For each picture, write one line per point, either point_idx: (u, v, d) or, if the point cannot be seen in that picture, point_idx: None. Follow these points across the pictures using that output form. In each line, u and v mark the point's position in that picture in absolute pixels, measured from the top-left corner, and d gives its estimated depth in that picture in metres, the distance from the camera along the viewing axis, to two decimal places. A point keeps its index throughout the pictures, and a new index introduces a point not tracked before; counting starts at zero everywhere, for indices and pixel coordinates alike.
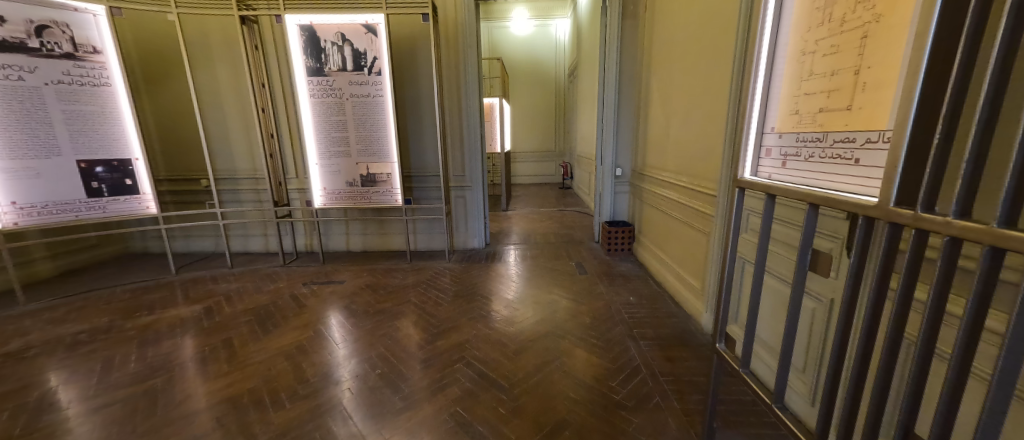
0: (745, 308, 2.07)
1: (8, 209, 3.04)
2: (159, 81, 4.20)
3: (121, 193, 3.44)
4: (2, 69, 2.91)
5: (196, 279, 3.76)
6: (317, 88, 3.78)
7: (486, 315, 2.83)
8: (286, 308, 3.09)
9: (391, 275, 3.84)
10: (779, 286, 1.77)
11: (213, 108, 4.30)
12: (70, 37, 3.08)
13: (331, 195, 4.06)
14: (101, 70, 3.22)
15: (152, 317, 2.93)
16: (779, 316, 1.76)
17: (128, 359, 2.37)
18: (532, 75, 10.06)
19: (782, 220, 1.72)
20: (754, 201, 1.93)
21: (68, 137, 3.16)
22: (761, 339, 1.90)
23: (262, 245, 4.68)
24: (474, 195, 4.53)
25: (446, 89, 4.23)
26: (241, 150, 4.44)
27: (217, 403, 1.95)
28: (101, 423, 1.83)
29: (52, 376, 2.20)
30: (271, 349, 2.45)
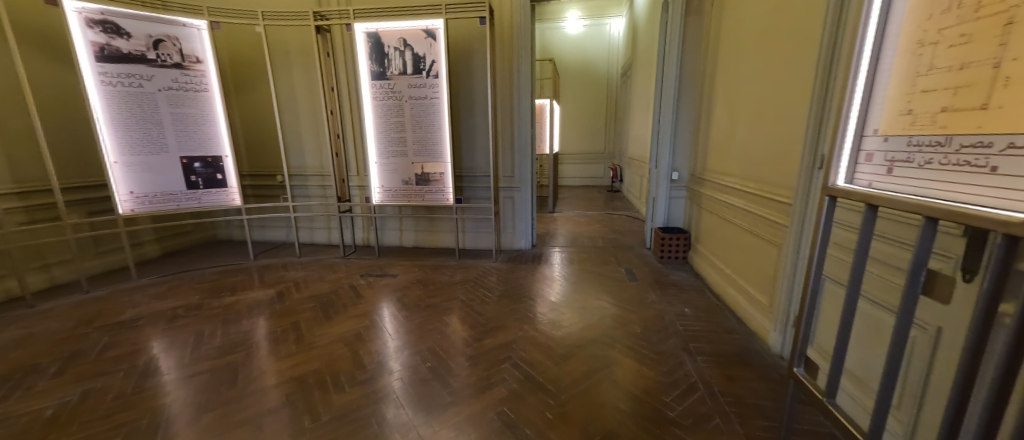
0: (826, 330, 1.87)
1: (127, 197, 3.52)
2: (247, 87, 4.70)
3: (213, 186, 3.90)
4: (126, 77, 3.37)
5: (270, 266, 4.15)
6: (380, 91, 4.00)
7: (532, 316, 2.82)
8: (345, 297, 3.30)
9: (440, 272, 3.96)
10: (877, 310, 1.56)
11: (289, 110, 4.73)
12: (179, 49, 3.55)
13: (388, 192, 4.28)
14: (202, 77, 3.68)
15: (234, 298, 3.28)
16: (875, 344, 1.56)
17: (214, 334, 2.66)
18: (583, 76, 9.90)
19: (884, 236, 1.52)
20: (845, 213, 1.73)
21: (174, 136, 3.63)
22: (849, 368, 1.70)
23: (325, 237, 5.04)
24: (523, 195, 4.54)
25: (499, 91, 4.28)
26: (311, 148, 4.81)
27: (287, 380, 2.13)
28: (193, 389, 2.07)
29: (157, 343, 2.54)
30: (333, 334, 2.63)
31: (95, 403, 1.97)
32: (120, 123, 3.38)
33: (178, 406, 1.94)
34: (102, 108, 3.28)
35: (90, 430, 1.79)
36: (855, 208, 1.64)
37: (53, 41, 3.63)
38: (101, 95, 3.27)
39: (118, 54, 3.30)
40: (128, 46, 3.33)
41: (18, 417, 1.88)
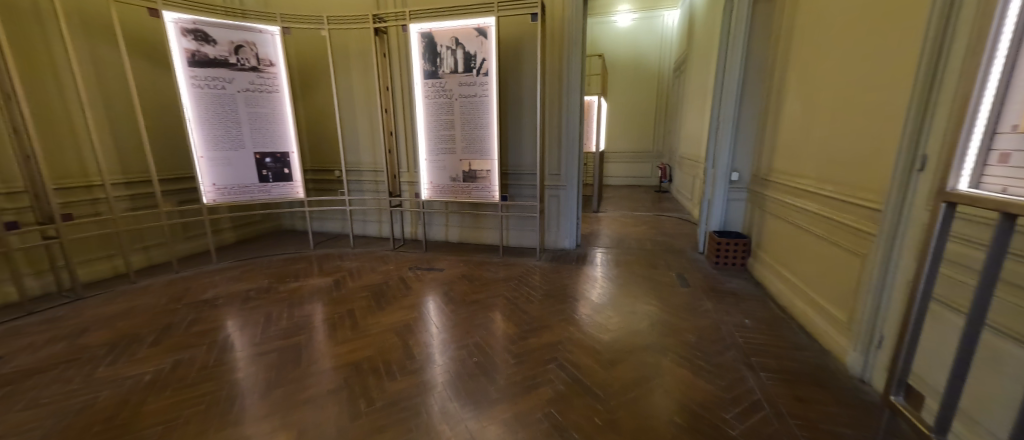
0: (933, 358, 1.64)
1: (210, 189, 3.91)
2: (312, 88, 5.05)
3: (281, 179, 4.22)
4: (212, 80, 3.73)
5: (328, 255, 4.43)
6: (431, 89, 4.11)
7: (577, 318, 2.77)
8: (395, 288, 3.45)
9: (484, 268, 4.00)
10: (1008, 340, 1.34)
11: (347, 109, 5.01)
12: (256, 54, 3.87)
13: (437, 189, 4.39)
14: (274, 79, 3.99)
15: (297, 284, 3.54)
16: (1004, 378, 1.35)
17: (281, 316, 2.89)
18: (633, 71, 9.55)
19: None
20: (966, 226, 1.51)
21: (250, 133, 3.97)
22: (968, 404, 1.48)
23: (377, 230, 5.30)
24: (569, 194, 4.46)
25: (548, 87, 4.23)
26: (366, 145, 5.07)
27: (344, 365, 2.25)
28: (263, 366, 2.26)
29: (233, 322, 2.81)
30: (385, 323, 2.75)
31: (184, 372, 2.21)
32: (206, 122, 3.76)
33: (251, 381, 2.12)
34: (192, 108, 3.66)
35: (180, 395, 2.01)
36: (983, 219, 1.43)
37: (155, 49, 4.11)
38: (191, 97, 3.65)
39: (206, 59, 3.66)
40: (214, 52, 3.69)
41: (124, 379, 2.15)
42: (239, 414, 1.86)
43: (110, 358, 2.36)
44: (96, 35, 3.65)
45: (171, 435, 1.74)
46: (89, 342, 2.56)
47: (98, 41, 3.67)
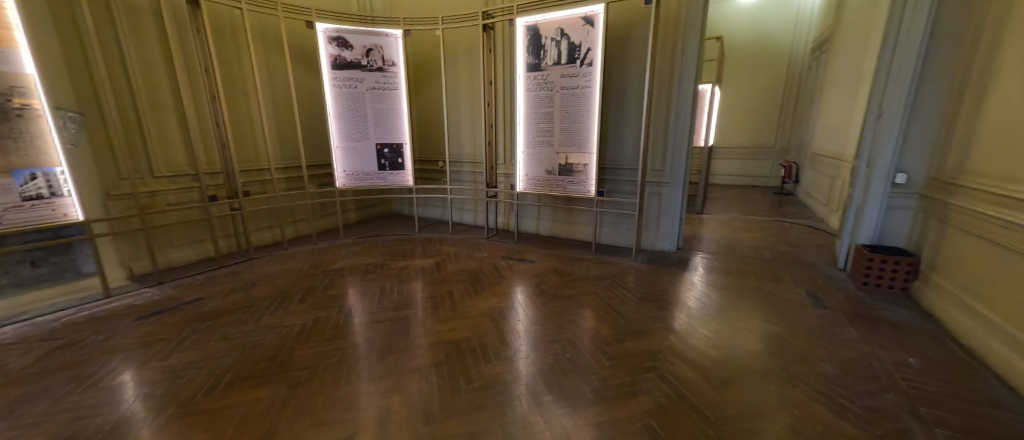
0: None
1: (342, 175, 4.55)
2: (424, 85, 5.50)
3: (395, 168, 4.71)
4: (348, 80, 4.30)
5: (430, 239, 4.83)
6: (533, 82, 4.14)
7: (679, 327, 2.54)
8: (490, 275, 3.59)
9: (576, 264, 3.93)
10: None
11: (454, 104, 5.35)
12: (382, 55, 4.35)
13: (532, 181, 4.43)
14: (394, 78, 4.44)
15: (405, 263, 3.92)
16: None
17: (392, 290, 3.24)
18: (756, 54, 8.33)
19: None
20: None
21: (373, 127, 4.51)
22: None
23: (472, 219, 5.59)
24: (672, 192, 4.11)
25: (657, 76, 3.93)
26: (468, 138, 5.35)
27: (445, 342, 2.42)
28: (378, 333, 2.56)
29: (355, 290, 3.24)
30: (481, 308, 2.89)
31: (320, 329, 2.62)
32: (341, 116, 4.37)
33: (369, 344, 2.42)
34: (332, 105, 4.29)
35: (318, 348, 2.39)
36: None
37: (307, 56, 4.90)
38: (332, 95, 4.27)
39: (344, 62, 4.24)
40: (351, 55, 4.24)
41: (279, 328, 2.64)
42: (361, 372, 2.14)
43: (270, 309, 2.92)
44: (269, 46, 4.49)
45: (312, 380, 2.08)
46: (256, 294, 3.20)
47: (270, 51, 4.51)
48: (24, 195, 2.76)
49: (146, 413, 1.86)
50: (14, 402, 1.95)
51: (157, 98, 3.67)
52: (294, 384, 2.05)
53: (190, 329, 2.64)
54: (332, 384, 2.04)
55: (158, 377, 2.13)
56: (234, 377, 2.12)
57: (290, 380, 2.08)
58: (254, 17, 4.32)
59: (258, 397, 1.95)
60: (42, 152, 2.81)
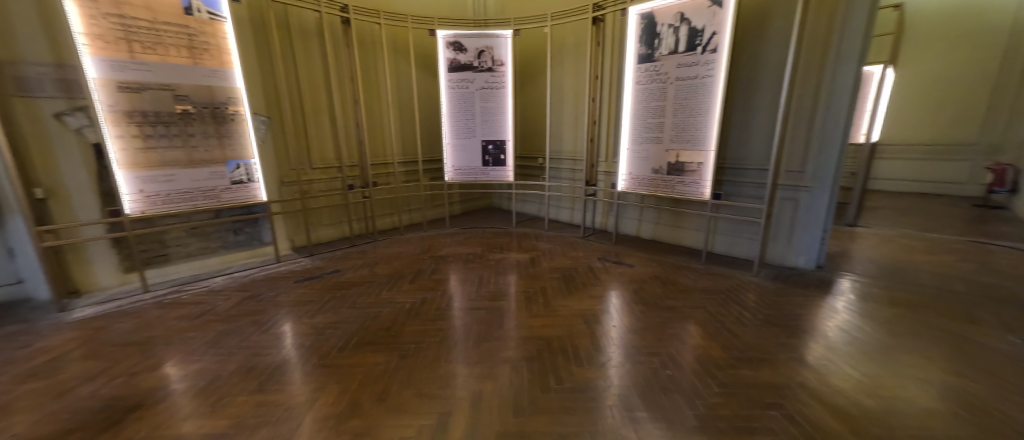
0: None
1: (451, 169, 4.93)
2: (529, 83, 5.61)
3: (498, 164, 4.91)
4: (461, 82, 4.63)
5: (526, 234, 4.92)
6: (643, 74, 3.88)
7: (815, 361, 2.10)
8: (584, 276, 3.49)
9: (681, 272, 3.57)
10: None
11: (557, 101, 5.33)
12: (492, 56, 4.55)
13: (635, 180, 4.15)
14: (502, 77, 4.60)
15: (502, 255, 4.08)
16: None
17: (489, 281, 3.39)
18: (955, 23, 6.38)
19: None
20: None
21: (480, 124, 4.76)
22: None
23: (569, 217, 5.52)
24: (813, 198, 3.42)
25: (801, 59, 3.30)
26: (569, 134, 5.28)
27: (537, 337, 2.44)
28: (475, 320, 2.70)
29: (456, 277, 3.49)
30: (573, 308, 2.83)
31: (426, 309, 2.89)
32: (454, 115, 4.75)
33: (467, 329, 2.58)
34: (446, 105, 4.69)
35: (424, 326, 2.63)
36: None
37: (427, 61, 5.42)
38: (447, 96, 4.66)
39: (459, 65, 4.57)
40: (465, 58, 4.54)
41: (394, 303, 2.99)
42: (459, 354, 2.29)
43: (387, 286, 3.33)
44: (398, 54, 5.08)
45: (417, 355, 2.30)
46: (377, 272, 3.69)
47: (398, 58, 5.10)
48: (233, 180, 3.62)
49: (297, 359, 2.28)
50: (218, 335, 2.59)
51: (317, 104, 4.48)
52: (403, 355, 2.30)
53: (329, 295, 3.18)
54: (433, 361, 2.23)
55: (306, 332, 2.61)
56: (358, 341, 2.47)
57: (400, 351, 2.34)
58: (389, 29, 4.93)
59: (375, 362, 2.24)
60: (244, 147, 3.65)
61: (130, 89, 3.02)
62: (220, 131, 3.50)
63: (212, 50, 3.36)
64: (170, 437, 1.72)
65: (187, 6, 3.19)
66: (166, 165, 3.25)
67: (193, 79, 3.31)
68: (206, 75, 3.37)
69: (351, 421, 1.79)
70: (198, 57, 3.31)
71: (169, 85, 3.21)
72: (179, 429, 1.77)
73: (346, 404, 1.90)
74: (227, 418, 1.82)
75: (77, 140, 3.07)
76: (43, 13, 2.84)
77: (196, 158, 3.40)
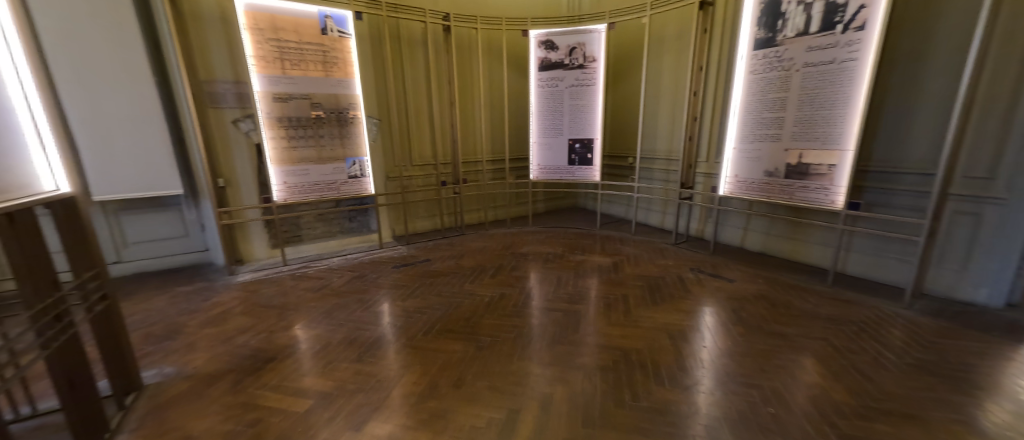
0: None
1: (537, 168, 4.96)
2: (623, 78, 5.33)
3: (584, 163, 4.78)
4: (551, 80, 4.61)
5: (611, 237, 4.70)
6: (760, 62, 3.38)
7: (994, 431, 1.59)
8: (674, 287, 3.19)
9: (797, 294, 3.04)
10: None
11: (654, 97, 4.97)
12: (584, 53, 4.43)
13: (742, 184, 3.65)
14: (593, 74, 4.46)
15: (583, 257, 3.96)
16: None
17: (568, 282, 3.32)
18: None
19: None
20: None
21: (568, 123, 4.69)
22: None
23: (659, 221, 5.11)
24: (1005, 214, 2.60)
25: (997, 30, 2.52)
26: (665, 132, 4.89)
27: (615, 347, 2.31)
28: (551, 321, 2.67)
29: (535, 276, 3.49)
30: (658, 321, 2.61)
31: (504, 304, 2.95)
32: (542, 114, 4.75)
33: (542, 329, 2.56)
34: (535, 104, 4.73)
35: (501, 321, 2.69)
36: None
37: (519, 61, 5.53)
38: (536, 95, 4.70)
39: (550, 63, 4.56)
40: (556, 56, 4.52)
41: (474, 296, 3.12)
42: (532, 353, 2.28)
43: (470, 279, 3.49)
44: (492, 56, 5.29)
45: (493, 348, 2.36)
46: (462, 264, 3.89)
47: (492, 61, 5.30)
48: (351, 174, 4.17)
49: (389, 337, 2.53)
50: (330, 307, 3.02)
51: (419, 106, 4.90)
52: (480, 347, 2.38)
53: (419, 282, 3.46)
54: (508, 357, 2.26)
55: (398, 313, 2.88)
56: (441, 327, 2.64)
57: (477, 343, 2.43)
58: (485, 33, 5.15)
59: (454, 349, 2.36)
60: (360, 146, 4.16)
61: (282, 99, 3.68)
62: (342, 133, 4.05)
63: (340, 63, 3.90)
64: (291, 388, 2.06)
65: (324, 27, 3.75)
66: (302, 161, 3.87)
67: (325, 89, 3.89)
68: (334, 85, 3.92)
69: (430, 402, 1.91)
70: (330, 70, 3.87)
71: (308, 95, 3.80)
72: (297, 383, 2.09)
73: (426, 385, 2.04)
74: (332, 380, 2.10)
75: (246, 140, 3.85)
76: (228, 41, 3.63)
77: (324, 156, 3.99)
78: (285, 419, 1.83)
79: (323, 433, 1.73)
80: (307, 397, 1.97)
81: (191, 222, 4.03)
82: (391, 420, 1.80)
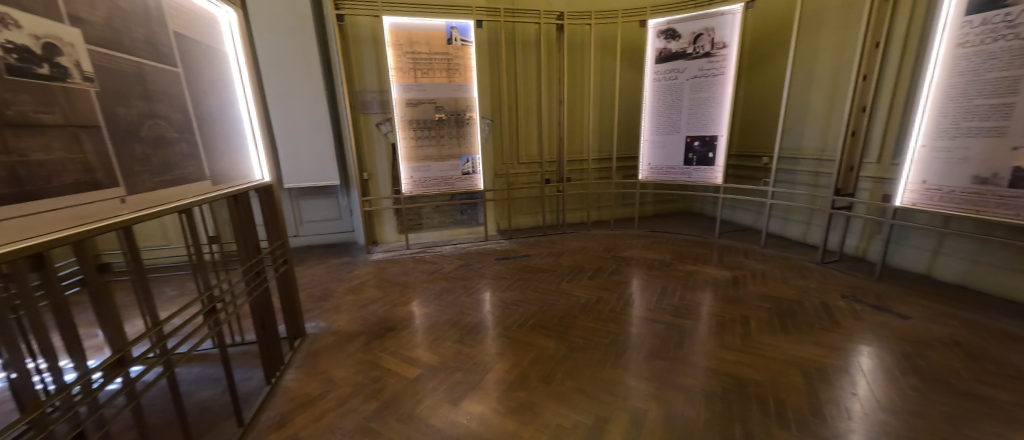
0: None
1: (647, 168, 4.64)
2: (762, 64, 4.60)
3: (704, 163, 4.29)
4: (670, 72, 4.25)
5: (732, 248, 4.13)
6: (975, 31, 2.53)
7: None
8: (813, 315, 2.64)
9: (1019, 349, 2.21)
10: None
11: (802, 85, 4.17)
12: (712, 39, 3.97)
13: (933, 192, 2.80)
14: (722, 62, 3.95)
15: (694, 268, 3.58)
16: None
17: (675, 294, 3.05)
18: None
19: None
20: None
21: (687, 119, 4.27)
22: None
23: (800, 234, 4.28)
24: None
25: None
26: (815, 127, 4.06)
27: (728, 374, 2.04)
28: (652, 332, 2.49)
29: (637, 283, 3.29)
30: (787, 352, 2.21)
31: (601, 308, 2.86)
32: (656, 109, 4.42)
33: (641, 340, 2.41)
34: (650, 99, 4.42)
35: (596, 324, 2.62)
36: None
37: (635, 55, 5.24)
38: (651, 89, 4.38)
39: (669, 54, 4.21)
40: (678, 46, 4.14)
41: (571, 296, 3.10)
42: (628, 363, 2.17)
43: (567, 278, 3.48)
44: (605, 52, 5.13)
45: (586, 351, 2.32)
46: (561, 262, 3.90)
47: (605, 56, 5.14)
48: (464, 171, 4.54)
49: (488, 324, 2.70)
50: (440, 290, 3.36)
51: (529, 106, 5.06)
52: (572, 347, 2.36)
53: (518, 276, 3.60)
54: (601, 362, 2.19)
55: (497, 303, 3.05)
56: (536, 322, 2.70)
57: (570, 343, 2.41)
58: (599, 28, 5.02)
59: (546, 346, 2.39)
60: (473, 145, 4.50)
61: (413, 104, 4.21)
62: (459, 133, 4.44)
63: (462, 69, 4.27)
64: (404, 356, 2.36)
65: (449, 38, 4.15)
66: (425, 159, 4.37)
67: (448, 93, 4.30)
68: (455, 90, 4.31)
69: (519, 392, 1.98)
70: (452, 76, 4.27)
71: (434, 100, 4.27)
72: (410, 352, 2.40)
73: (518, 375, 2.12)
74: (437, 355, 2.35)
75: (385, 140, 4.51)
76: (377, 57, 4.30)
77: (443, 154, 4.43)
78: (398, 381, 2.11)
79: (426, 400, 1.95)
80: (417, 366, 2.25)
81: (343, 207, 4.93)
82: (484, 402, 1.92)
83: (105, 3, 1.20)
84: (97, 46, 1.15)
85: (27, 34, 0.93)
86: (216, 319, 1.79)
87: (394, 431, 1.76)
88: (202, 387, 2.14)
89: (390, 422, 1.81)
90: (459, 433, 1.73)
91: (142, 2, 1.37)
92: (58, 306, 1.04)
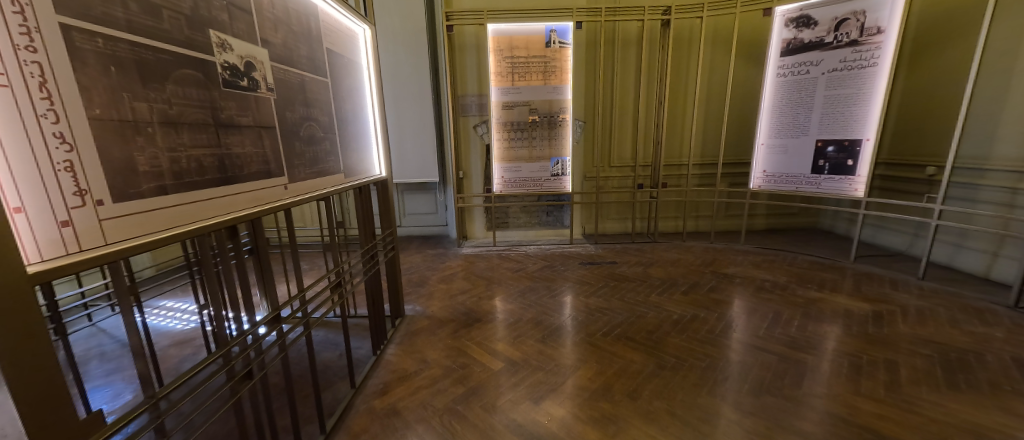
0: None
1: (760, 175, 4.08)
2: (932, 52, 3.71)
3: (839, 172, 3.63)
4: (800, 66, 3.68)
5: (873, 276, 3.41)
6: None
7: None
8: (998, 373, 2.04)
9: None
10: None
11: (996, 76, 3.25)
12: (862, 24, 3.33)
13: None
14: (875, 50, 3.29)
15: (819, 295, 3.04)
16: None
17: (792, 322, 2.63)
18: None
19: None
20: None
21: (819, 119, 3.66)
22: None
23: (980, 267, 3.34)
24: None
25: None
26: (1012, 130, 3.14)
27: (862, 428, 1.69)
28: (759, 362, 2.19)
29: (743, 304, 2.92)
30: (953, 414, 1.75)
31: (696, 327, 2.62)
32: (777, 109, 3.87)
33: (745, 368, 2.13)
34: (770, 97, 3.88)
35: (690, 344, 2.40)
36: None
37: (752, 47, 4.67)
38: (772, 85, 3.85)
39: (800, 45, 3.66)
40: (812, 34, 3.58)
41: (661, 310, 2.90)
42: (727, 392, 1.94)
43: (658, 290, 3.25)
44: (717, 46, 4.67)
45: (678, 371, 2.14)
46: (651, 273, 3.67)
47: (717, 50, 4.68)
48: (553, 172, 4.56)
49: (569, 328, 2.66)
50: (524, 288, 3.43)
51: (625, 106, 4.86)
52: (661, 365, 2.20)
53: (604, 282, 3.49)
54: (695, 386, 2.00)
55: (581, 307, 3.00)
56: (622, 333, 2.58)
57: (660, 360, 2.25)
58: (711, 21, 4.59)
59: (633, 359, 2.27)
60: (565, 147, 4.49)
61: (508, 107, 4.36)
62: (550, 134, 4.46)
63: (558, 71, 4.28)
64: (488, 348, 2.46)
65: (548, 41, 4.19)
66: (517, 159, 4.50)
67: (543, 95, 4.36)
68: (550, 91, 4.35)
69: (601, 402, 1.92)
70: (548, 78, 4.31)
71: (528, 102, 4.36)
72: (494, 345, 2.49)
73: (600, 384, 2.06)
74: (519, 351, 2.40)
75: (479, 142, 4.76)
76: (478, 63, 4.57)
77: (534, 155, 4.50)
78: (483, 371, 2.21)
79: (508, 394, 2.01)
80: (500, 360, 2.32)
81: (439, 203, 5.32)
82: (565, 406, 1.91)
83: (284, 27, 1.49)
84: (277, 63, 1.43)
85: (236, 54, 1.20)
86: (341, 292, 2.09)
87: (478, 417, 1.85)
88: (325, 349, 2.53)
89: (475, 408, 1.91)
90: (539, 431, 1.75)
91: (307, 24, 1.66)
92: (243, 267, 1.32)
